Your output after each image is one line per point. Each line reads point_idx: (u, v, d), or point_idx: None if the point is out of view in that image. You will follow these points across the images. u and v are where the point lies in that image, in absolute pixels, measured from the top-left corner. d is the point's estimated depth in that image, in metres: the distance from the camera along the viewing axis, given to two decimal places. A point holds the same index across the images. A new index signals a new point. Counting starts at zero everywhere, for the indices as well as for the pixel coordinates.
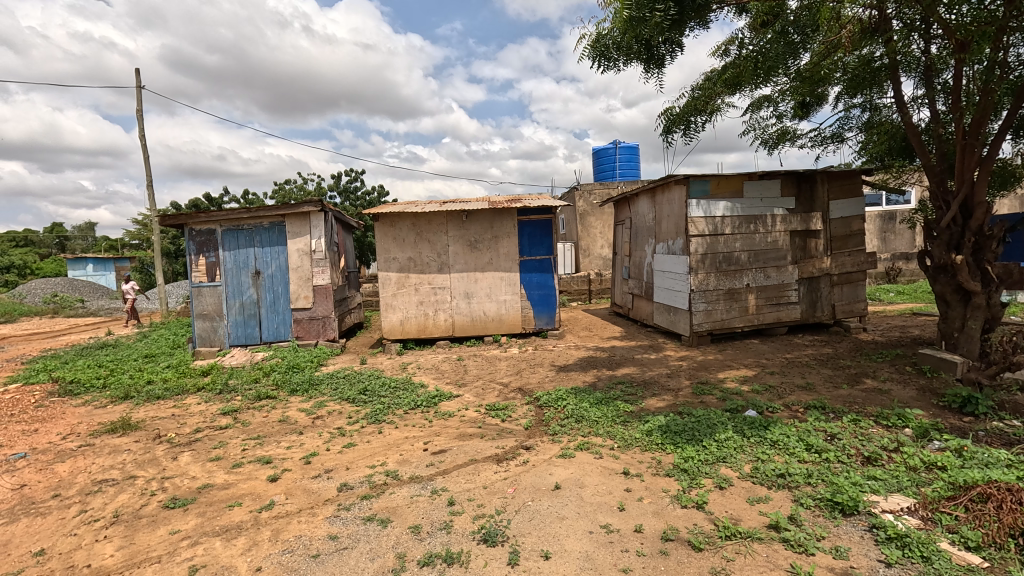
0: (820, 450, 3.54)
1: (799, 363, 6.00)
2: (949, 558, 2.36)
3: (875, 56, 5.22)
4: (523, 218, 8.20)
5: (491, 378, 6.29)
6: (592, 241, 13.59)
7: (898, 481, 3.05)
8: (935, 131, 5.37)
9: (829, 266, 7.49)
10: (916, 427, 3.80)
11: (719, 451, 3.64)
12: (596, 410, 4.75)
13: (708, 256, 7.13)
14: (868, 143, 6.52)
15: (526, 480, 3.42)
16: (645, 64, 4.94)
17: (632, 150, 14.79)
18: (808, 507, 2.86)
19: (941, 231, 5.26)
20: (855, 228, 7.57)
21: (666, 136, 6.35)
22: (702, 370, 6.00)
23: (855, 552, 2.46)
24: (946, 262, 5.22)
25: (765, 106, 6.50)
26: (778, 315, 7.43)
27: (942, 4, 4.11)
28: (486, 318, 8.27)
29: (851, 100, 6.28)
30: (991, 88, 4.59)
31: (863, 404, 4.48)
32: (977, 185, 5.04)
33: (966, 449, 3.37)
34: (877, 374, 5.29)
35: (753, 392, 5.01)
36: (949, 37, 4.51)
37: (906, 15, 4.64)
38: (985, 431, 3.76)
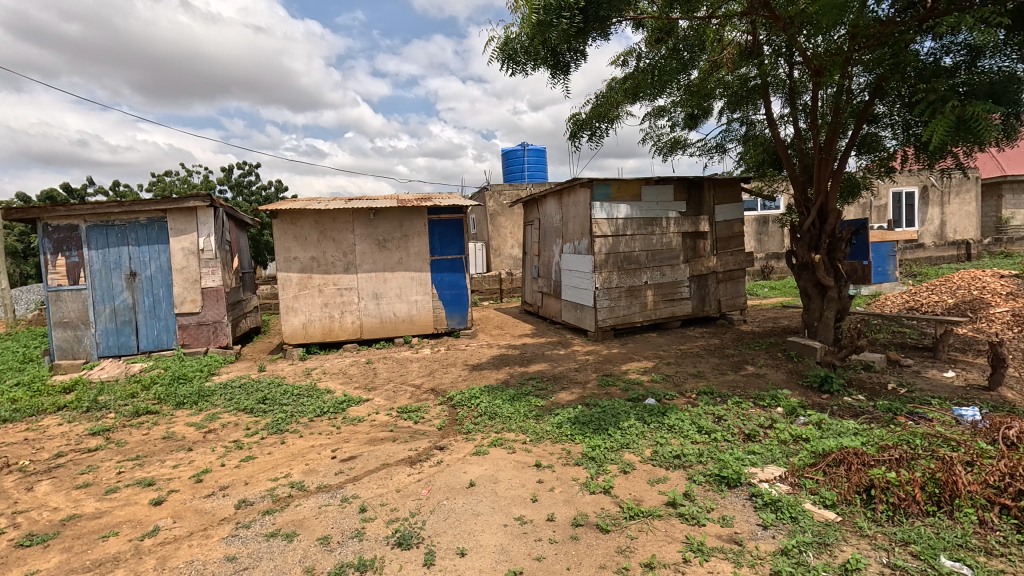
0: (709, 431, 3.91)
1: (691, 353, 6.57)
2: (811, 516, 2.71)
3: (750, 76, 5.87)
4: (433, 217, 8.10)
5: (402, 381, 6.15)
6: (502, 241, 13.76)
7: (772, 454, 3.46)
8: (798, 146, 6.15)
9: (715, 264, 8.25)
10: (785, 406, 4.33)
11: (623, 438, 3.88)
12: (509, 406, 4.84)
13: (611, 256, 7.55)
14: (745, 154, 7.28)
15: (441, 480, 3.40)
16: (552, 70, 5.14)
17: (539, 153, 15.21)
18: (699, 483, 3.15)
19: (804, 233, 6.00)
20: (735, 230, 8.42)
21: (572, 141, 6.60)
22: (607, 363, 6.34)
23: (738, 519, 2.75)
24: (808, 261, 5.97)
25: (661, 115, 7.00)
26: (673, 311, 8.06)
27: (803, 34, 4.73)
28: (395, 319, 8.07)
29: (732, 115, 6.96)
30: (839, 111, 5.37)
31: (744, 388, 5.02)
32: (830, 194, 5.83)
33: (824, 422, 3.90)
34: (755, 361, 5.95)
35: (652, 382, 5.41)
36: (808, 63, 5.18)
37: (774, 42, 5.26)
38: (839, 406, 4.38)
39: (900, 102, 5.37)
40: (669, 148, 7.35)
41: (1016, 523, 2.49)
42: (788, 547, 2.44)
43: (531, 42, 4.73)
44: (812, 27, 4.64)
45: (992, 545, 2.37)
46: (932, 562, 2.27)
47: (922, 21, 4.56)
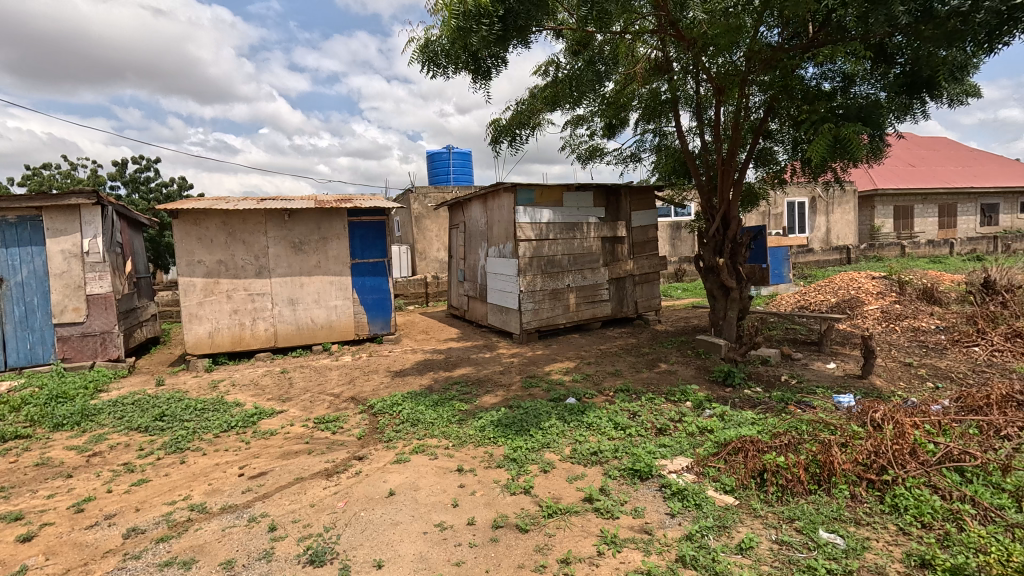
0: (624, 427, 4.10)
1: (610, 353, 6.85)
2: (712, 502, 2.92)
3: (661, 91, 6.24)
4: (354, 219, 7.83)
5: (320, 390, 5.88)
6: (428, 244, 13.59)
7: (680, 445, 3.69)
8: (704, 157, 6.62)
9: (632, 267, 8.66)
10: (693, 400, 4.63)
11: (544, 438, 3.97)
12: (432, 412, 4.78)
13: (534, 260, 7.69)
14: (658, 164, 7.72)
15: (359, 491, 3.29)
16: (473, 74, 5.16)
17: (464, 157, 15.20)
18: (614, 477, 3.29)
19: (710, 239, 6.46)
20: (650, 235, 8.91)
21: (494, 146, 6.66)
22: (531, 365, 6.46)
23: (649, 510, 2.91)
24: (713, 264, 6.43)
25: (580, 124, 7.25)
26: (594, 312, 8.36)
27: (705, 55, 5.10)
28: (313, 325, 7.70)
29: (646, 126, 7.35)
30: (738, 127, 5.85)
31: (657, 384, 5.31)
32: (732, 203, 6.32)
33: (726, 413, 4.23)
34: (668, 358, 6.32)
35: (573, 382, 5.58)
36: (711, 82, 5.60)
37: (681, 61, 5.64)
38: (739, 398, 4.75)
39: (789, 121, 5.94)
40: (588, 156, 7.62)
41: (879, 495, 2.84)
42: (692, 533, 2.61)
43: (452, 46, 4.72)
44: (714, 48, 5.02)
45: (860, 515, 2.68)
46: (812, 535, 2.52)
47: (806, 49, 5.08)
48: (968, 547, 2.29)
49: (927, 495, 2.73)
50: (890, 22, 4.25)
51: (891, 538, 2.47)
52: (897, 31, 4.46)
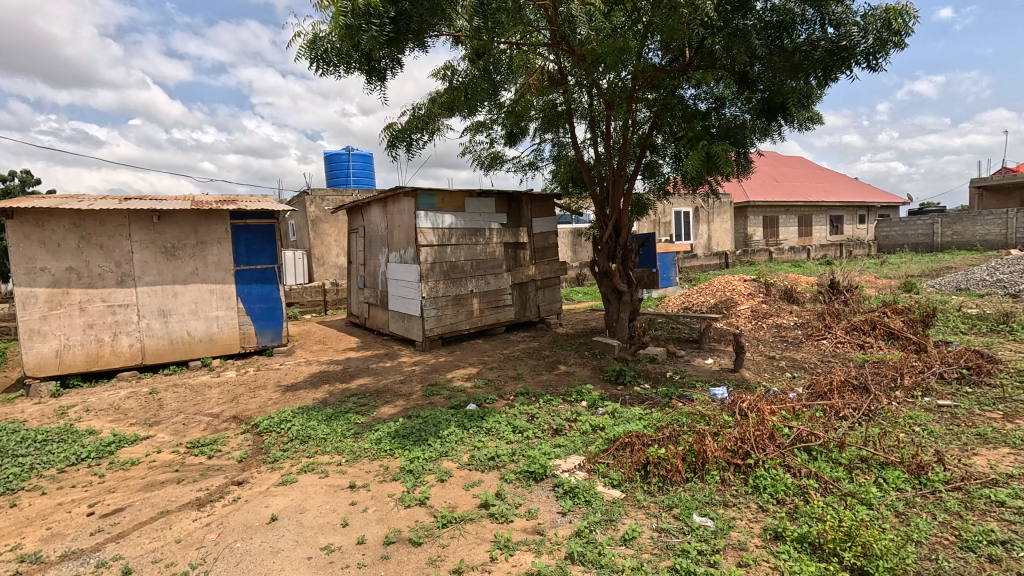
0: (522, 430, 4.16)
1: (513, 357, 6.95)
2: (601, 497, 3.06)
3: (557, 102, 6.46)
4: (237, 222, 7.21)
5: (197, 411, 5.32)
6: (326, 249, 12.91)
7: (574, 444, 3.82)
8: (598, 168, 6.95)
9: (533, 273, 8.87)
10: (588, 400, 4.83)
11: (442, 446, 3.91)
12: (325, 427, 4.52)
13: (436, 265, 7.60)
14: (556, 173, 7.99)
15: (235, 519, 3.01)
16: (366, 75, 5.00)
17: (365, 159, 14.68)
18: (510, 481, 3.32)
19: (603, 245, 6.78)
20: (551, 241, 9.21)
21: (391, 150, 6.49)
22: (433, 372, 6.35)
23: (542, 510, 2.97)
24: (607, 269, 6.76)
25: (481, 131, 7.30)
26: (497, 317, 8.44)
27: (595, 70, 5.38)
28: (190, 339, 6.96)
29: (544, 136, 7.58)
30: (626, 141, 6.22)
31: (555, 386, 5.47)
32: (622, 211, 6.69)
33: (617, 411, 4.46)
34: (566, 360, 6.55)
35: (475, 388, 5.57)
36: (602, 97, 5.92)
37: (575, 74, 5.90)
38: (630, 395, 5.03)
39: (670, 137, 6.44)
40: (489, 163, 7.70)
41: (744, 477, 3.14)
42: (581, 529, 2.71)
43: (342, 44, 4.54)
44: (602, 66, 5.30)
45: (728, 497, 2.94)
46: (687, 520, 2.72)
47: (682, 71, 5.54)
48: (811, 517, 2.60)
49: (781, 474, 3.07)
50: (749, 53, 4.78)
51: (751, 516, 2.74)
52: (756, 62, 5.03)
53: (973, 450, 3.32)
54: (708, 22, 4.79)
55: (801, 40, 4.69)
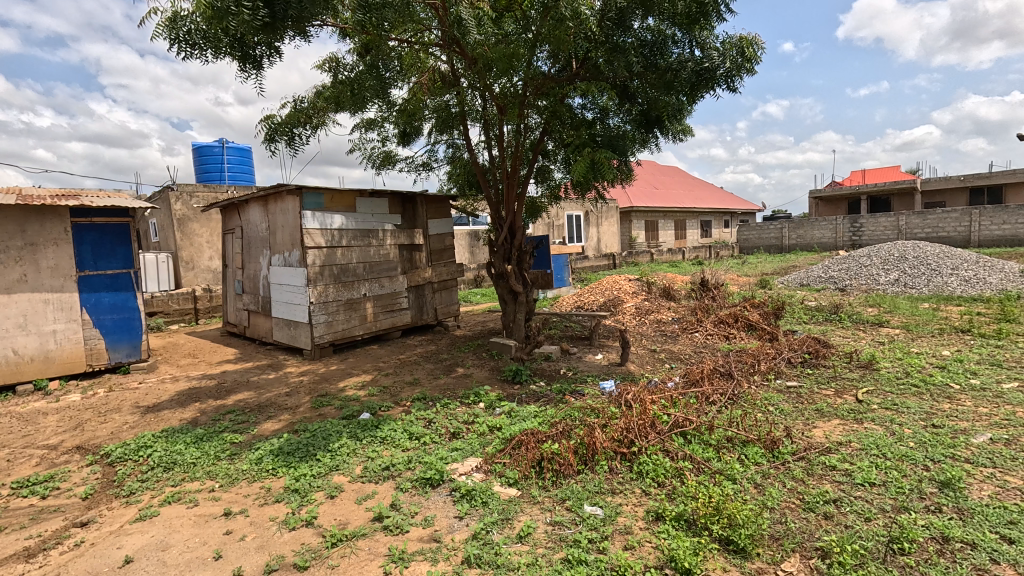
0: (418, 436, 4.07)
1: (409, 361, 6.78)
2: (498, 496, 3.08)
3: (450, 104, 6.42)
4: (80, 221, 6.21)
5: (27, 444, 4.48)
6: (197, 251, 11.61)
7: (471, 447, 3.81)
8: (492, 170, 6.99)
9: (430, 275, 8.73)
10: (485, 401, 4.85)
11: (332, 460, 3.69)
12: (194, 450, 4.04)
13: (326, 269, 7.17)
14: (451, 174, 7.94)
15: (77, 568, 2.57)
16: (239, 61, 4.57)
17: (243, 153, 13.46)
18: (405, 490, 3.22)
19: (498, 247, 6.84)
20: (447, 243, 9.14)
21: (269, 145, 5.99)
22: (323, 382, 5.98)
23: (438, 517, 2.92)
24: (503, 271, 6.83)
25: (371, 128, 7.02)
26: (393, 321, 8.18)
27: (487, 75, 5.43)
28: (16, 359, 5.85)
29: (438, 137, 7.49)
30: (519, 145, 6.34)
31: (453, 389, 5.42)
32: (517, 214, 6.81)
33: (513, 410, 4.53)
34: (464, 362, 6.53)
35: (369, 396, 5.34)
36: (494, 101, 5.99)
37: (468, 77, 5.90)
38: (526, 394, 5.15)
39: (560, 143, 6.70)
40: (380, 162, 7.44)
41: (629, 465, 3.35)
42: (477, 531, 2.70)
43: (208, 25, 4.10)
44: (494, 70, 5.36)
45: (615, 485, 3.11)
46: (578, 511, 2.83)
47: (570, 81, 5.78)
48: (686, 496, 2.84)
49: (661, 459, 3.32)
50: (627, 68, 5.12)
51: (636, 500, 2.93)
52: (634, 77, 5.41)
53: (813, 422, 3.86)
54: (592, 36, 5.05)
55: (672, 59, 5.22)
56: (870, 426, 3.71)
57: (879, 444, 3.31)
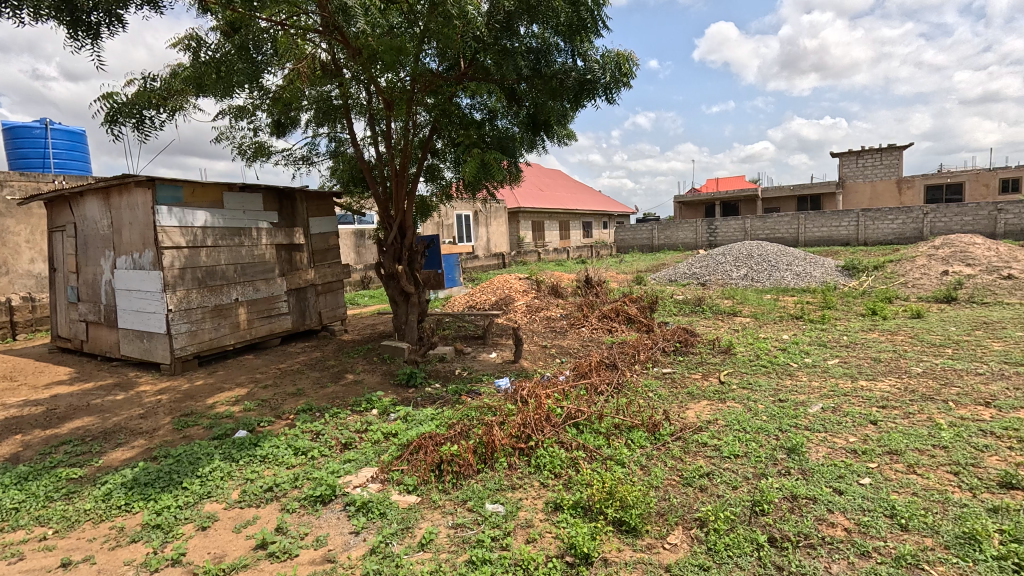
0: (305, 450, 3.77)
1: (291, 371, 6.27)
2: (396, 506, 2.96)
3: (331, 95, 6.04)
4: None
5: None
6: (11, 252, 9.62)
7: (365, 456, 3.62)
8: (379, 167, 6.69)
9: (313, 277, 8.16)
10: (379, 407, 4.64)
11: (202, 487, 3.27)
12: (16, 493, 3.33)
13: (188, 272, 6.36)
14: (334, 170, 7.49)
15: None
16: (69, 27, 3.85)
17: (74, 136, 11.43)
18: (292, 510, 2.97)
19: (388, 247, 6.57)
20: (331, 243, 8.61)
21: (111, 128, 5.15)
22: (187, 399, 5.29)
23: (332, 535, 2.72)
24: (393, 271, 6.57)
25: (240, 116, 6.36)
26: (270, 328, 7.51)
27: (372, 67, 5.19)
28: None
29: (318, 129, 7.01)
30: (407, 142, 6.16)
31: (342, 397, 5.12)
32: (407, 212, 6.59)
33: (409, 414, 4.40)
34: (353, 368, 6.20)
35: (245, 411, 4.83)
36: (380, 95, 5.75)
37: (351, 68, 5.60)
38: (422, 397, 5.03)
39: (450, 142, 6.64)
40: (252, 153, 6.78)
41: (527, 459, 3.43)
42: (375, 545, 2.57)
43: None
44: (380, 63, 5.14)
45: (515, 481, 3.16)
46: (480, 511, 2.82)
47: (458, 80, 5.75)
48: (582, 484, 2.97)
49: (557, 450, 3.44)
50: (516, 71, 5.23)
51: (535, 493, 3.00)
52: (521, 81, 5.54)
53: (686, 405, 4.27)
54: (480, 37, 5.06)
55: (556, 67, 5.42)
56: (732, 404, 4.20)
57: (740, 420, 3.76)
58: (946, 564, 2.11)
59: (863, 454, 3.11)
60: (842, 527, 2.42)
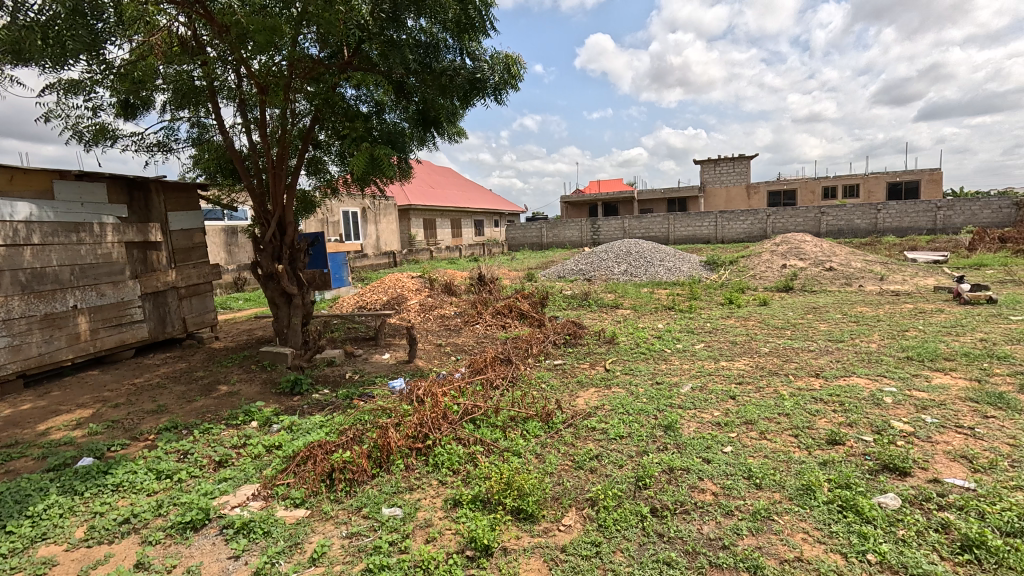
0: (170, 473, 3.34)
1: (150, 385, 5.51)
2: (282, 522, 2.74)
3: (193, 75, 5.40)
4: None
5: None
6: None
7: (245, 473, 3.31)
8: (253, 158, 6.10)
9: (174, 278, 7.25)
10: (259, 418, 4.26)
11: (34, 530, 2.75)
12: None
13: (6, 275, 5.28)
14: (199, 159, 6.71)
15: None
16: None
17: None
18: (156, 542, 2.61)
19: (266, 244, 6.02)
20: (196, 240, 7.71)
21: None
22: (9, 428, 4.41)
23: (206, 563, 2.44)
24: (272, 271, 6.04)
25: (74, 91, 5.43)
26: (122, 338, 6.53)
27: (243, 48, 4.73)
28: None
29: (178, 113, 6.23)
30: (285, 132, 5.70)
31: (215, 411, 4.62)
32: (286, 207, 6.10)
33: (295, 424, 4.10)
34: (228, 379, 5.62)
35: (90, 436, 4.14)
36: (253, 78, 5.26)
37: (217, 46, 5.05)
38: (309, 404, 4.71)
39: (333, 134, 6.28)
40: (91, 136, 5.83)
41: (425, 459, 3.38)
42: (260, 567, 2.35)
43: None
44: (252, 44, 4.70)
45: (412, 482, 3.10)
46: (376, 516, 2.73)
47: (342, 69, 5.46)
48: (480, 477, 3.00)
49: (455, 447, 3.44)
50: (403, 64, 5.11)
51: (433, 492, 2.96)
52: (409, 74, 5.42)
53: (576, 393, 4.51)
54: (364, 26, 4.84)
55: (445, 64, 5.39)
56: (616, 390, 4.52)
57: (624, 403, 4.06)
58: (790, 513, 2.47)
59: (725, 425, 3.53)
60: (710, 491, 2.73)
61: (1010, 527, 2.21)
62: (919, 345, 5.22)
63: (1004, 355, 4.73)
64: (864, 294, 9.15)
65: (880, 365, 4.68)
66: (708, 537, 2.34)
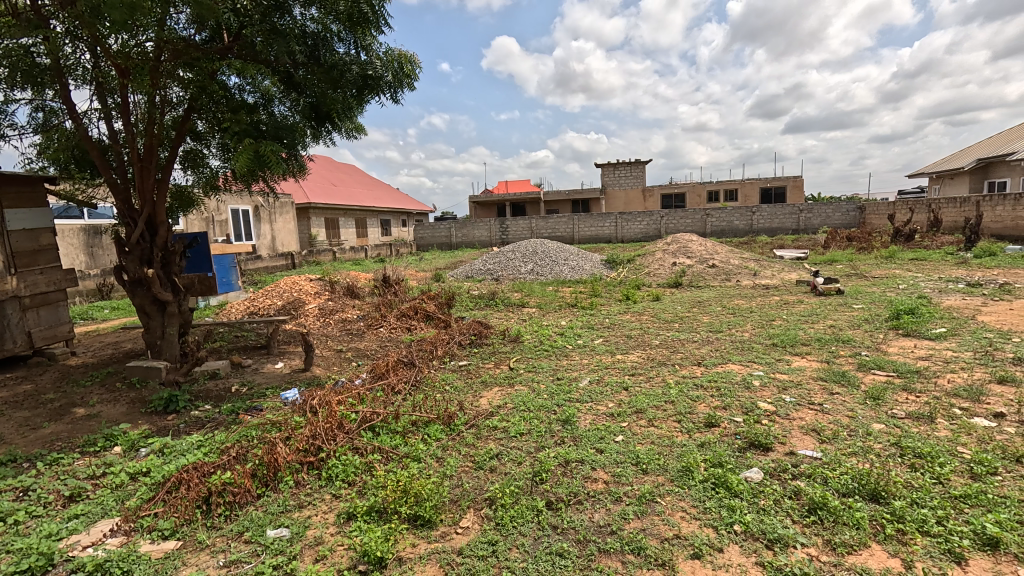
0: (4, 515, 2.84)
1: None
2: (147, 558, 2.44)
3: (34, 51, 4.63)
4: None
5: None
6: None
7: (102, 507, 2.91)
8: (114, 149, 5.38)
9: (15, 287, 6.19)
10: (123, 443, 3.78)
11: None
12: None
13: None
14: (46, 148, 5.80)
15: None
16: None
17: None
18: None
19: (132, 246, 5.34)
20: (44, 242, 6.65)
21: None
22: None
23: None
24: (140, 276, 5.37)
25: None
26: None
27: (97, 24, 4.15)
28: None
29: (15, 93, 5.33)
30: (153, 121, 5.09)
31: (68, 438, 4.02)
32: (157, 205, 5.45)
33: (167, 446, 3.68)
34: (85, 400, 4.91)
35: None
36: (112, 59, 4.63)
37: (64, 20, 4.38)
38: (186, 423, 4.26)
39: (213, 125, 5.73)
40: None
41: (317, 473, 3.20)
42: None
43: None
44: (109, 21, 4.15)
45: (302, 499, 2.92)
46: (260, 540, 2.53)
47: (221, 55, 5.00)
48: (376, 487, 2.91)
49: (351, 458, 3.30)
50: (290, 54, 4.83)
51: (325, 508, 2.82)
52: (298, 66, 5.11)
53: (479, 393, 4.52)
54: (245, 10, 4.48)
55: (337, 56, 5.24)
56: (518, 387, 4.61)
57: (525, 401, 4.15)
58: (671, 494, 2.67)
59: (618, 416, 3.73)
60: (601, 480, 2.86)
61: (847, 488, 2.56)
62: (782, 333, 5.90)
63: (847, 339, 5.48)
64: (741, 288, 10.16)
65: (751, 352, 5.21)
66: (598, 525, 2.45)
